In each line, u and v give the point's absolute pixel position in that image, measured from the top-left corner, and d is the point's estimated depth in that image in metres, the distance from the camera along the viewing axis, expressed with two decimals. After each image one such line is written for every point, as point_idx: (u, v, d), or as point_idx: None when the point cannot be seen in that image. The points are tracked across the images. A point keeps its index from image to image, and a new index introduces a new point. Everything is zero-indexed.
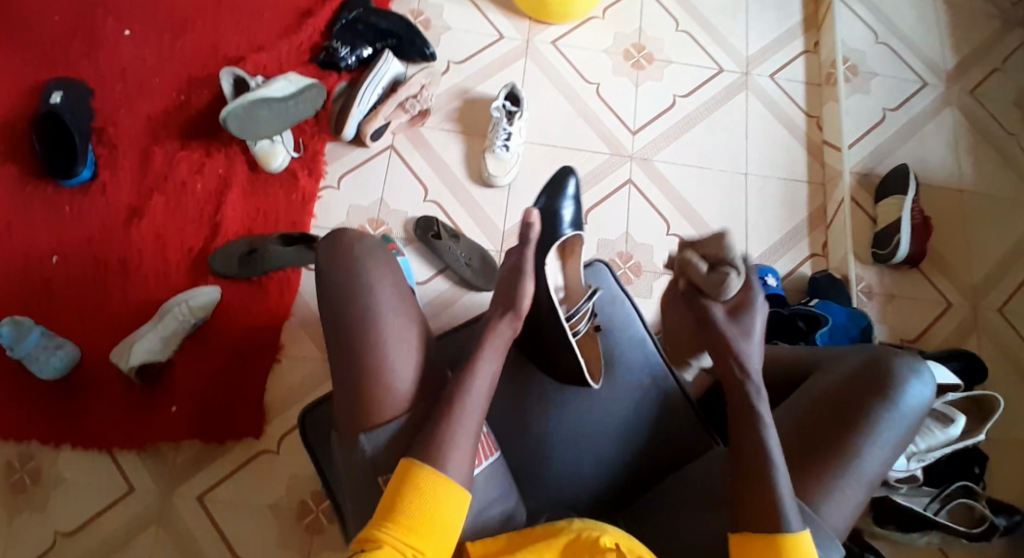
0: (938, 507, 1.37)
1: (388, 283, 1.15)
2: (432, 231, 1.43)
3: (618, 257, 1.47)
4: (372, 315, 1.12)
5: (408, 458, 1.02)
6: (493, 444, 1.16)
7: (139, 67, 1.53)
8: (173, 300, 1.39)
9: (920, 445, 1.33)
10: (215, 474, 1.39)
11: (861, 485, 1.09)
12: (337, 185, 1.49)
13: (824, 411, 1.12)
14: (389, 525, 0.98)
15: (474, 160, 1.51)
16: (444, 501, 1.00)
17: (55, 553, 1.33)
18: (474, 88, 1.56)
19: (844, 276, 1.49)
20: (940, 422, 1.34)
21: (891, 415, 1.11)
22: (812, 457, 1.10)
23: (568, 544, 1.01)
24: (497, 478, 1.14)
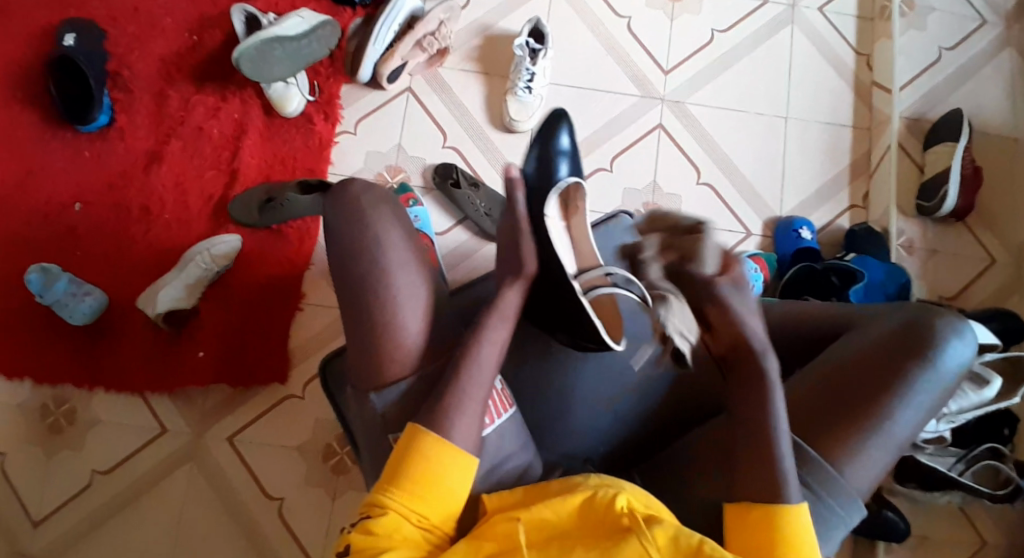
0: (963, 468, 1.33)
1: (397, 252, 1.12)
2: (450, 179, 1.40)
3: (645, 207, 1.41)
4: (379, 281, 1.09)
5: (413, 423, 1.02)
6: (509, 400, 1.14)
7: (151, 5, 1.48)
8: (195, 248, 1.39)
9: (952, 407, 1.27)
10: (245, 415, 1.42)
11: (888, 448, 1.06)
12: (353, 131, 1.45)
13: (852, 374, 1.08)
14: (391, 489, 0.99)
15: (495, 103, 1.45)
16: (445, 465, 1.00)
17: (92, 491, 1.39)
18: (496, 24, 1.48)
19: (884, 229, 1.41)
20: (974, 383, 1.27)
21: (924, 376, 1.06)
22: (836, 417, 1.07)
23: (583, 503, 0.99)
24: (509, 437, 1.12)
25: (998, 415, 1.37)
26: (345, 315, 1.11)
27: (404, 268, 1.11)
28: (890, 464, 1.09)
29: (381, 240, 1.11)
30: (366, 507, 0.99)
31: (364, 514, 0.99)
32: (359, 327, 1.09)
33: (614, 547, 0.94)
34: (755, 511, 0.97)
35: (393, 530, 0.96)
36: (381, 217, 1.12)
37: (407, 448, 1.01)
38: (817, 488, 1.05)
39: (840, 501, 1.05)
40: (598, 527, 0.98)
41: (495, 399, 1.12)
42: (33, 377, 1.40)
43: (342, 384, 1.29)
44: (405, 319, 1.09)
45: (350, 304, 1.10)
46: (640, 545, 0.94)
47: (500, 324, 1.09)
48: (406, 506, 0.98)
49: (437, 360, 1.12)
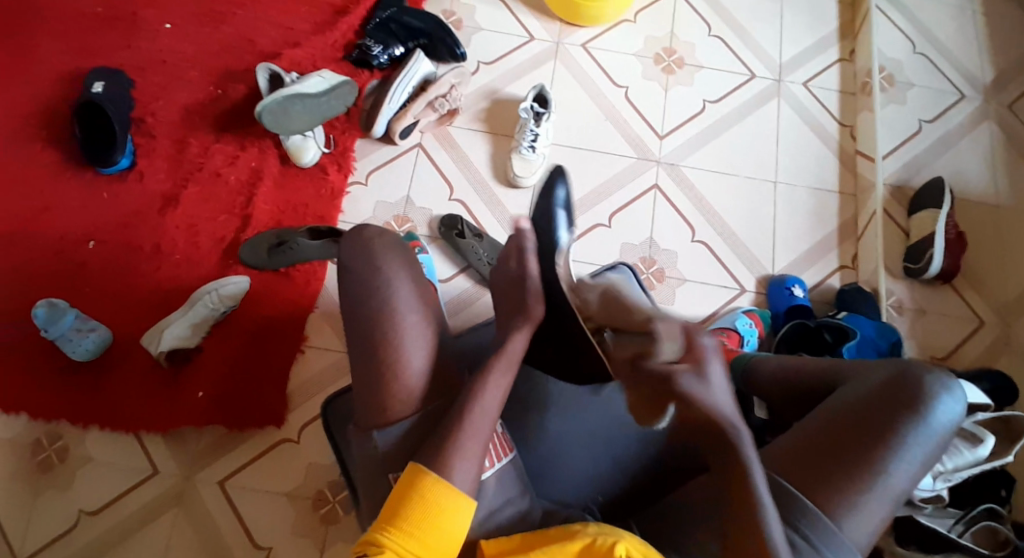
0: (962, 529, 1.34)
1: (405, 277, 1.15)
2: (456, 229, 1.45)
3: (642, 261, 1.47)
4: (386, 303, 1.12)
5: (414, 463, 1.01)
6: (507, 445, 1.14)
7: (178, 60, 1.57)
8: (203, 288, 1.41)
9: (948, 464, 1.29)
10: (236, 459, 1.41)
11: (885, 501, 1.06)
12: (365, 181, 1.51)
13: (848, 426, 1.10)
14: (388, 528, 0.97)
15: (500, 160, 1.53)
16: (445, 508, 0.99)
17: (78, 531, 1.36)
18: (502, 89, 1.57)
19: (874, 289, 1.46)
20: (968, 442, 1.29)
21: (919, 431, 1.08)
22: (836, 471, 1.07)
23: (583, 548, 0.99)
24: (510, 471, 1.12)
25: (991, 480, 1.39)
26: (350, 337, 1.13)
27: (411, 293, 1.14)
28: (886, 519, 1.09)
29: (388, 263, 1.15)
30: (363, 545, 0.97)
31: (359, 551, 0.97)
32: (364, 348, 1.11)
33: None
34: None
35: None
36: (386, 247, 1.17)
37: (408, 488, 0.99)
38: (817, 541, 1.04)
39: (842, 555, 1.04)
40: None
41: (495, 441, 1.12)
42: (29, 412, 1.40)
43: (344, 424, 1.29)
44: (409, 340, 1.11)
45: (356, 326, 1.12)
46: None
47: (505, 372, 1.09)
48: (406, 547, 0.97)
49: (439, 384, 1.13)
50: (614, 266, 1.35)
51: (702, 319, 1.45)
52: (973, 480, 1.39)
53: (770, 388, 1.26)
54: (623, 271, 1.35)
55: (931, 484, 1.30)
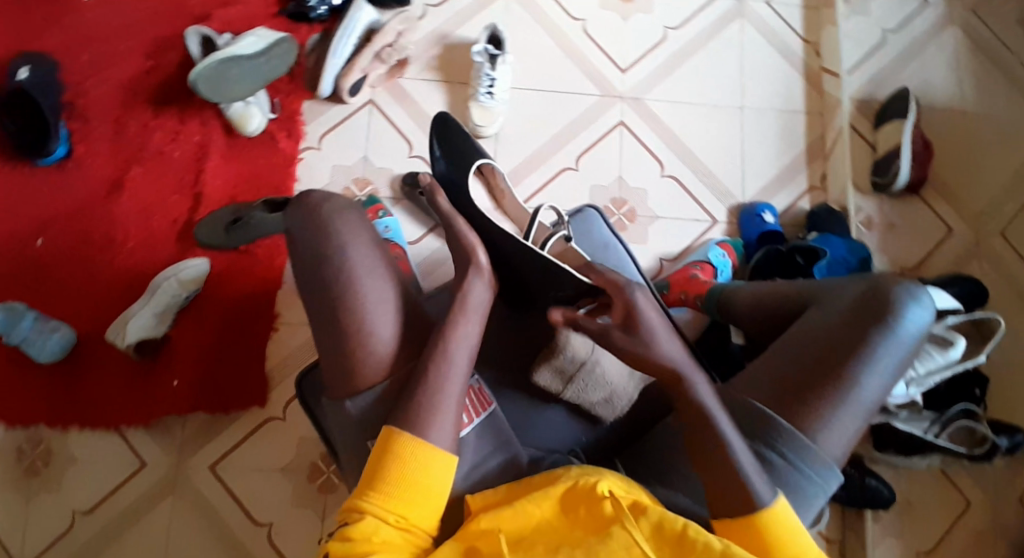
0: (938, 430, 1.35)
1: (368, 251, 1.08)
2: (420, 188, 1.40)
3: (612, 203, 1.44)
4: (355, 277, 1.06)
5: (389, 427, 0.97)
6: (487, 399, 1.11)
7: (104, 33, 1.48)
8: (162, 275, 1.36)
9: (920, 369, 1.29)
10: (228, 441, 1.39)
11: (857, 414, 1.02)
12: (317, 146, 1.44)
13: (817, 344, 1.04)
14: (367, 493, 0.95)
15: (458, 109, 1.46)
16: (419, 466, 0.96)
17: (74, 532, 1.34)
18: (453, 33, 1.50)
19: (844, 208, 1.44)
20: (938, 345, 1.29)
21: (889, 338, 1.02)
22: (807, 389, 1.02)
23: (566, 493, 0.94)
24: (496, 431, 1.09)
25: (965, 376, 1.37)
26: (317, 309, 1.07)
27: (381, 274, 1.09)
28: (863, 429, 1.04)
29: (349, 241, 1.08)
30: (348, 513, 0.95)
31: (343, 520, 0.95)
32: (335, 334, 1.06)
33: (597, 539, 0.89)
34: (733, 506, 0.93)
35: (373, 534, 0.93)
36: (341, 212, 1.10)
37: (384, 453, 0.96)
38: (795, 457, 1.00)
39: (820, 470, 1.01)
40: (580, 520, 0.92)
41: (473, 399, 1.09)
42: (6, 419, 1.36)
43: (319, 394, 1.22)
44: (380, 323, 1.06)
45: (324, 316, 1.06)
46: (630, 539, 0.89)
47: (468, 317, 1.05)
48: (388, 510, 0.94)
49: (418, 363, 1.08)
50: (579, 210, 1.30)
51: (675, 255, 1.43)
52: (950, 380, 1.37)
53: (743, 315, 1.19)
54: (589, 214, 1.29)
55: (905, 389, 1.29)
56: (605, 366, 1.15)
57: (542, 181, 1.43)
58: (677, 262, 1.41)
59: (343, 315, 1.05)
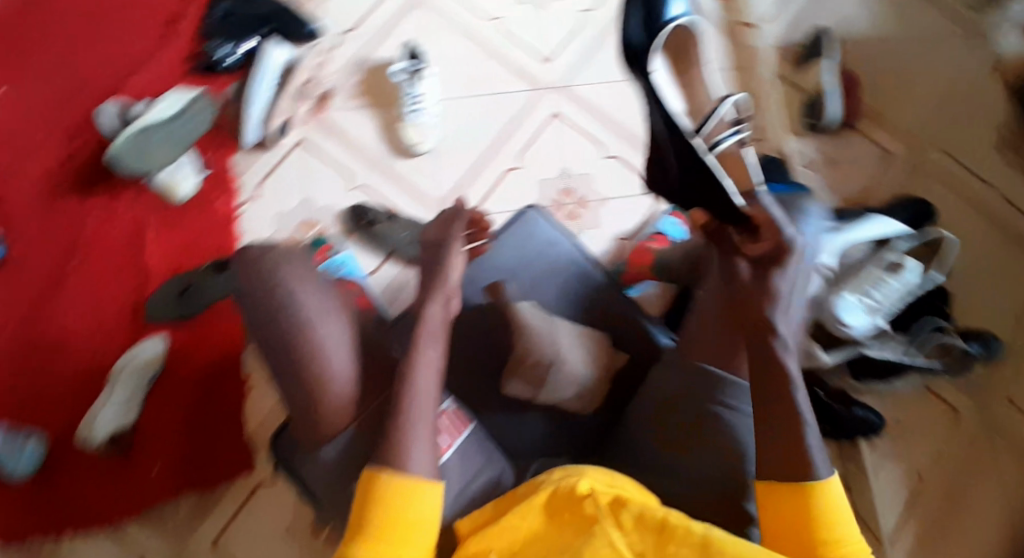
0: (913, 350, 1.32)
1: (319, 296, 1.07)
2: (365, 218, 1.39)
3: (562, 195, 1.44)
4: (317, 325, 1.04)
5: (369, 467, 0.97)
6: (465, 416, 1.12)
7: (17, 129, 1.44)
8: (121, 363, 1.33)
9: (878, 297, 1.28)
10: (222, 516, 1.31)
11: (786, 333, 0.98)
12: (254, 196, 1.40)
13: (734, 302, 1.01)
14: (357, 538, 0.94)
15: (391, 132, 1.44)
16: (408, 505, 0.95)
17: None
18: (372, 56, 1.48)
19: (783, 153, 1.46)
20: (892, 270, 1.29)
21: (793, 276, 1.00)
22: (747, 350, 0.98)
23: (548, 500, 0.94)
24: (481, 447, 1.11)
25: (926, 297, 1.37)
26: (283, 365, 1.05)
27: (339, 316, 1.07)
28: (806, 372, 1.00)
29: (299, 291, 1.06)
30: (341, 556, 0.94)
31: None
32: (304, 386, 1.04)
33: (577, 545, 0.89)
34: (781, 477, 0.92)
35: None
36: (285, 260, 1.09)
37: (370, 496, 0.95)
38: None
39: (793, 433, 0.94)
40: (568, 522, 0.93)
41: (449, 419, 1.10)
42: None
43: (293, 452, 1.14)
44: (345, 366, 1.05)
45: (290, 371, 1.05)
46: (608, 540, 0.89)
47: (433, 343, 1.08)
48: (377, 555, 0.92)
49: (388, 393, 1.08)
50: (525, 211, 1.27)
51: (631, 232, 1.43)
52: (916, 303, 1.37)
53: None
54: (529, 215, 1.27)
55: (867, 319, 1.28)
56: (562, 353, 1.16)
57: (487, 189, 1.43)
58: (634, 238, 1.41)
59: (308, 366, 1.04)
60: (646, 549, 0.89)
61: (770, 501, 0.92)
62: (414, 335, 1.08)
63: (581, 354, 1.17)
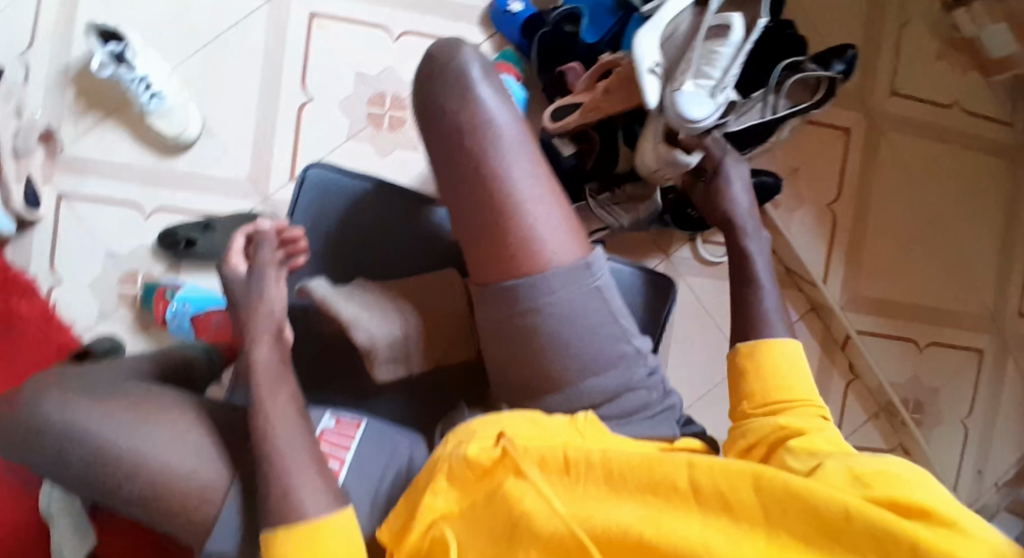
0: (775, 98, 1.09)
1: (119, 412, 0.88)
2: (180, 241, 1.21)
3: (373, 102, 1.28)
4: (135, 438, 0.87)
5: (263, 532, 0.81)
6: (352, 418, 0.97)
7: None
8: (43, 501, 1.10)
9: (715, 73, 1.01)
10: None
11: (538, 219, 0.85)
12: (59, 278, 1.23)
13: (450, 186, 0.87)
14: None
15: (147, 133, 1.24)
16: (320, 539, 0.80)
17: None
18: (71, 59, 1.23)
19: None
20: (716, 38, 1.02)
21: (491, 127, 0.86)
22: (485, 225, 0.85)
23: (451, 481, 0.79)
24: (380, 443, 0.94)
25: (764, 37, 1.11)
26: (130, 496, 0.87)
27: (152, 420, 0.89)
28: (567, 205, 0.89)
29: (92, 418, 0.87)
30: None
31: None
32: (159, 506, 0.87)
33: (488, 507, 0.76)
34: (743, 344, 0.88)
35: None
36: (65, 390, 0.89)
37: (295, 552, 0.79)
38: (541, 318, 0.85)
39: (576, 281, 0.85)
40: (478, 494, 0.78)
41: (332, 434, 0.94)
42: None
43: None
44: (182, 464, 0.88)
45: (135, 501, 0.87)
46: (524, 482, 0.75)
47: (279, 386, 0.88)
48: None
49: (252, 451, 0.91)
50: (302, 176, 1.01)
51: None
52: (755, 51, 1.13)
53: None
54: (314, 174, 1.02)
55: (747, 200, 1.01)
56: (366, 321, 0.92)
57: (292, 137, 1.26)
58: None
59: (152, 486, 0.86)
60: (558, 488, 0.74)
61: (738, 368, 0.88)
62: (252, 390, 0.87)
63: (396, 321, 0.93)
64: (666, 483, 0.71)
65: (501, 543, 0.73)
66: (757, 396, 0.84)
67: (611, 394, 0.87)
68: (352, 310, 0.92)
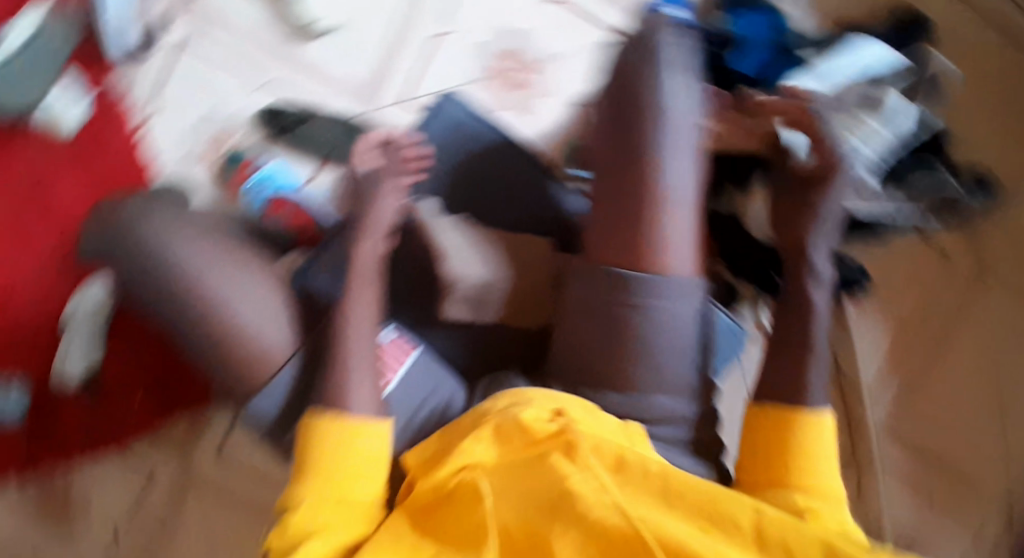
0: (905, 199, 1.21)
1: (213, 256, 0.89)
2: (282, 121, 1.23)
3: (508, 54, 1.27)
4: (223, 285, 0.87)
5: (311, 408, 0.78)
6: (409, 340, 0.92)
7: None
8: (69, 310, 1.16)
9: (871, 150, 1.14)
10: (210, 445, 1.19)
11: (674, 214, 0.87)
12: (156, 111, 1.24)
13: (608, 162, 0.90)
14: (302, 479, 0.75)
15: (287, 13, 1.28)
16: (351, 441, 0.76)
17: None
18: None
19: None
20: (873, 113, 1.15)
21: (672, 116, 0.90)
22: (625, 198, 0.89)
23: (496, 434, 0.75)
24: (431, 377, 0.90)
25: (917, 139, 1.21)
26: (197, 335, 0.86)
27: (244, 276, 0.89)
28: (701, 225, 0.92)
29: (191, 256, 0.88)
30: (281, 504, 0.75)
31: (281, 511, 0.75)
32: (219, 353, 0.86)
33: (532, 476, 0.72)
34: (772, 406, 0.85)
35: (318, 517, 0.73)
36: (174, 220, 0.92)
37: (307, 435, 0.77)
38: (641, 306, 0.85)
39: (685, 289, 0.86)
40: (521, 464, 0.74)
41: (389, 347, 0.89)
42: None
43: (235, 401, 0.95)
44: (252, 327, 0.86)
45: (200, 339, 0.86)
46: (583, 471, 0.71)
47: (368, 281, 0.87)
48: (324, 497, 0.74)
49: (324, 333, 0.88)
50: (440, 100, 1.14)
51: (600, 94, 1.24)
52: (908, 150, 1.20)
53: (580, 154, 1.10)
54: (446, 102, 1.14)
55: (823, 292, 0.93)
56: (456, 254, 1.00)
57: (421, 55, 1.26)
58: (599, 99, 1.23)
59: (223, 332, 0.86)
60: (614, 484, 0.71)
61: (764, 427, 0.84)
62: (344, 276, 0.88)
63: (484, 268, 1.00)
64: (729, 519, 0.69)
65: (542, 512, 0.70)
66: (772, 470, 0.81)
67: (669, 416, 0.87)
68: (447, 242, 1.02)
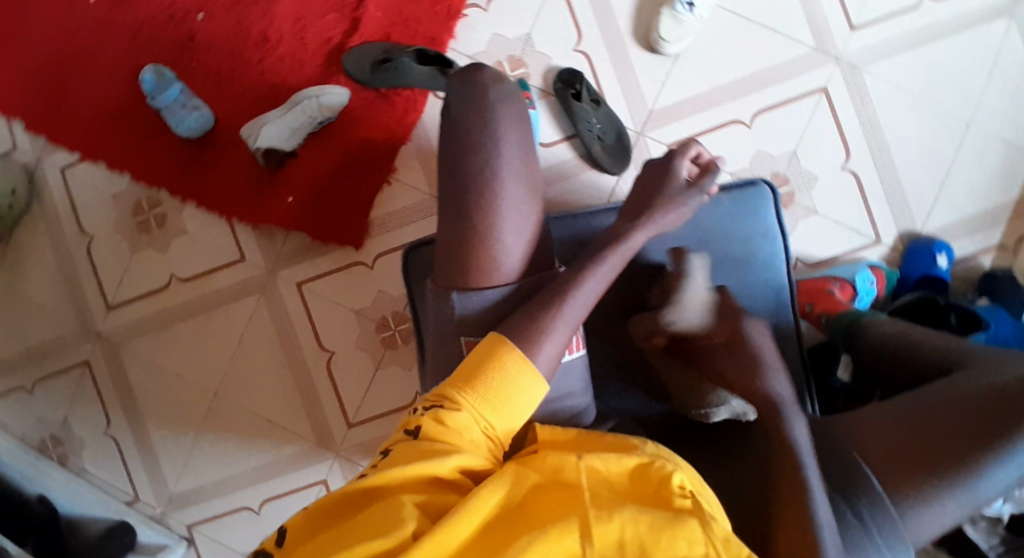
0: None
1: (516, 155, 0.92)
2: (573, 89, 1.28)
3: (772, 177, 1.31)
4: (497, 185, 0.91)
5: (499, 332, 0.84)
6: None
7: None
8: (304, 92, 1.29)
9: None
10: (320, 266, 1.34)
11: (964, 504, 0.86)
12: (485, 7, 1.33)
13: (949, 412, 0.88)
14: (463, 387, 0.81)
15: (647, 15, 1.32)
16: (520, 384, 0.82)
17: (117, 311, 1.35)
18: None
19: None
20: None
21: None
22: (935, 448, 0.87)
23: (635, 470, 0.78)
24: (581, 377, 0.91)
25: None
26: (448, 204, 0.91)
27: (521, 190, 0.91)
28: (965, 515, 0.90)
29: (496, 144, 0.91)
30: (434, 398, 0.81)
31: (433, 403, 0.81)
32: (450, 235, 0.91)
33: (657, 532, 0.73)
34: None
35: (461, 432, 0.79)
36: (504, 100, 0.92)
37: (485, 355, 0.82)
38: (870, 519, 0.87)
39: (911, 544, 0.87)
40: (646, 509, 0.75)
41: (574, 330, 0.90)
42: (108, 161, 1.35)
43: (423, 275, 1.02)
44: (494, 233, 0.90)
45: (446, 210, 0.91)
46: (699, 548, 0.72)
47: (594, 280, 0.90)
48: (478, 414, 0.80)
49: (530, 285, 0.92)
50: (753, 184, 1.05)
51: (815, 261, 1.31)
52: None
53: (866, 357, 1.07)
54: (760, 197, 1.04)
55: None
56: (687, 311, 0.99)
57: (706, 126, 1.31)
58: (814, 269, 1.30)
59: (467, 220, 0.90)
60: None
61: None
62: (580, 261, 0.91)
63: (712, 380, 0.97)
64: None
65: None
66: None
67: None
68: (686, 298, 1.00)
